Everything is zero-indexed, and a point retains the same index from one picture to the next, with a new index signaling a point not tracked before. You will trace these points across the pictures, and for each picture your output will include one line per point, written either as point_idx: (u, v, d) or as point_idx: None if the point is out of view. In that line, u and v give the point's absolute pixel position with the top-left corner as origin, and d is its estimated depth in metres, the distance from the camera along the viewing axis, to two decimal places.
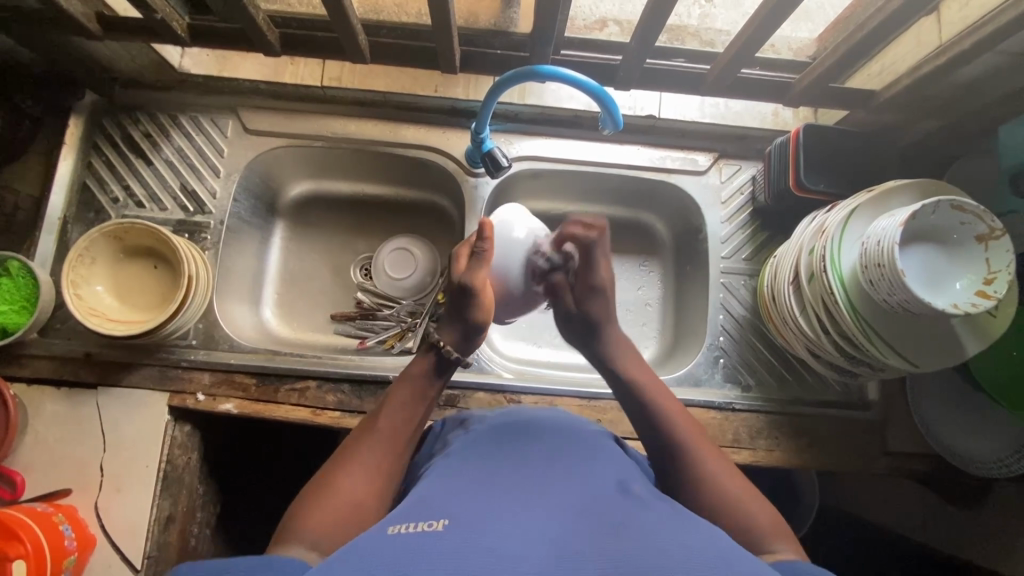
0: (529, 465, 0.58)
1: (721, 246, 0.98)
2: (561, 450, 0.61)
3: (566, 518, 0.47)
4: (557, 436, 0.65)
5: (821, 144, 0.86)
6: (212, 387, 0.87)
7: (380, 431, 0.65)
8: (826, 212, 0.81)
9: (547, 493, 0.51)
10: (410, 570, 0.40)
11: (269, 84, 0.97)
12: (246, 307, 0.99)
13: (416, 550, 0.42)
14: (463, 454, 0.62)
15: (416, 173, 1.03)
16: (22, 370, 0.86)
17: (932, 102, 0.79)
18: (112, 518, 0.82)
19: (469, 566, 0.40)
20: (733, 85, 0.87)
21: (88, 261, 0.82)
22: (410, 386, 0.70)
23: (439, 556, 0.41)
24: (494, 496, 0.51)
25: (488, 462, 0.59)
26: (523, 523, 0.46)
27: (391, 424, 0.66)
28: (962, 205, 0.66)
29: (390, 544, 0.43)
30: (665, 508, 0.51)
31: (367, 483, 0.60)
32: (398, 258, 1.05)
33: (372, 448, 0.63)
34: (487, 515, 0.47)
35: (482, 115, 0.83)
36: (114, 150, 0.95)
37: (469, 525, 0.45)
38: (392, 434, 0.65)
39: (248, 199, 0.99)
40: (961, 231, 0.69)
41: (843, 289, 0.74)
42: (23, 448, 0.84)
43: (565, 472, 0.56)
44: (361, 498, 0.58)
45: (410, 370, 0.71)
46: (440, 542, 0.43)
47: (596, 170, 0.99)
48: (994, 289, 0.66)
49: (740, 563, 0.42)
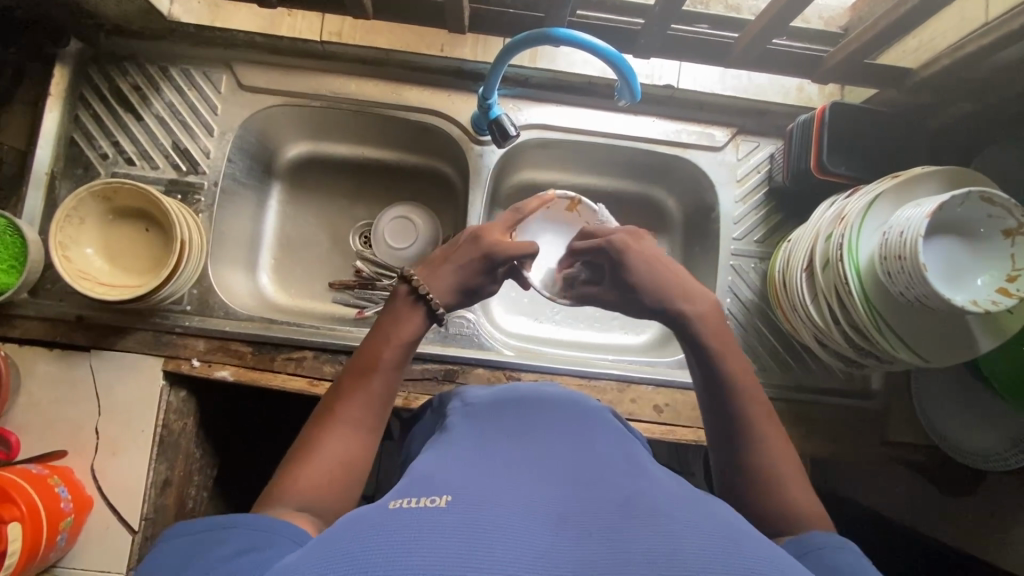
0: (534, 441, 0.56)
1: (733, 226, 0.95)
2: (569, 427, 0.60)
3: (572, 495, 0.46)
4: (561, 413, 0.63)
5: (846, 124, 0.81)
6: (207, 354, 0.85)
7: (368, 395, 0.61)
8: (846, 197, 0.78)
9: (551, 472, 0.50)
10: (411, 548, 0.38)
11: (264, 38, 0.91)
12: (243, 273, 0.97)
13: (416, 525, 0.41)
14: (466, 429, 0.61)
15: (419, 138, 0.99)
16: (14, 330, 0.84)
17: (972, 83, 0.73)
18: (109, 481, 0.82)
19: (472, 545, 0.39)
20: (762, 57, 0.81)
21: (76, 222, 0.79)
22: (397, 352, 0.63)
23: (439, 534, 0.40)
24: (496, 475, 0.49)
25: (489, 439, 0.57)
26: (527, 502, 0.44)
27: (379, 390, 0.62)
28: (991, 196, 0.62)
29: (390, 519, 0.42)
30: (675, 485, 0.50)
31: (354, 451, 0.58)
32: (398, 220, 1.02)
33: (359, 415, 0.60)
34: (491, 493, 0.45)
35: (491, 80, 0.78)
36: (102, 104, 0.90)
37: (472, 502, 0.44)
38: (377, 398, 0.61)
39: (244, 160, 0.95)
40: (988, 224, 0.65)
41: (858, 279, 0.71)
42: (17, 409, 0.83)
43: (569, 448, 0.55)
44: (348, 459, 0.57)
45: (400, 326, 0.65)
46: (444, 515, 0.42)
47: (608, 142, 0.95)
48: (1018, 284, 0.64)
49: (754, 543, 0.42)
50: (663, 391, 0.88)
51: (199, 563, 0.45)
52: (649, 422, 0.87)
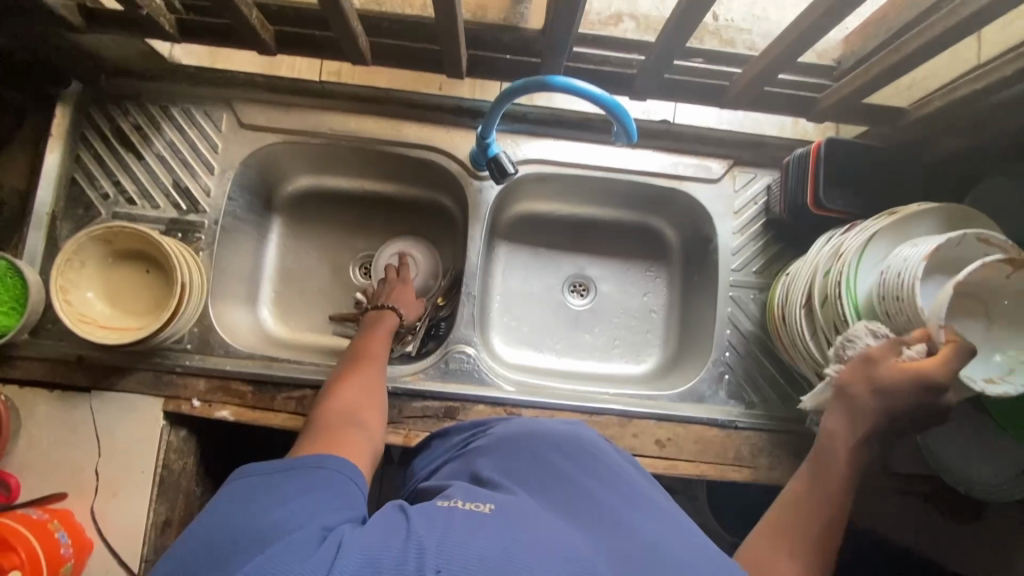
0: (565, 463, 0.58)
1: (731, 257, 0.95)
2: (592, 453, 0.61)
3: (597, 535, 0.47)
4: (572, 441, 0.63)
5: (841, 159, 0.82)
6: (207, 394, 0.85)
7: (369, 352, 0.80)
8: (844, 233, 0.78)
9: (577, 503, 0.52)
10: (459, 536, 0.41)
11: (265, 77, 0.92)
12: (243, 308, 0.97)
13: (464, 521, 0.43)
14: (499, 444, 0.63)
15: (417, 171, 0.99)
16: (14, 372, 0.84)
17: (964, 123, 0.74)
18: (109, 524, 0.81)
19: (511, 543, 0.41)
20: (758, 98, 0.82)
21: (77, 265, 0.79)
22: (384, 321, 0.86)
23: (484, 537, 0.41)
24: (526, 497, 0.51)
25: (521, 454, 0.60)
26: (560, 528, 0.46)
27: (375, 345, 0.82)
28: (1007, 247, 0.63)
29: (439, 515, 0.45)
30: (692, 535, 0.50)
31: (366, 387, 0.73)
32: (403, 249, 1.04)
33: (364, 365, 0.77)
34: (528, 510, 0.48)
35: (490, 119, 0.79)
36: (104, 143, 0.91)
37: (513, 513, 0.46)
38: (373, 374, 0.76)
39: (244, 196, 0.96)
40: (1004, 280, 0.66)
41: (857, 315, 0.72)
42: (18, 451, 0.83)
43: (586, 479, 0.55)
44: (361, 395, 0.72)
45: (380, 327, 0.84)
46: (489, 520, 0.44)
47: (606, 176, 0.95)
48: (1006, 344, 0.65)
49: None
50: (665, 425, 0.88)
51: (269, 496, 0.50)
52: (651, 457, 0.87)
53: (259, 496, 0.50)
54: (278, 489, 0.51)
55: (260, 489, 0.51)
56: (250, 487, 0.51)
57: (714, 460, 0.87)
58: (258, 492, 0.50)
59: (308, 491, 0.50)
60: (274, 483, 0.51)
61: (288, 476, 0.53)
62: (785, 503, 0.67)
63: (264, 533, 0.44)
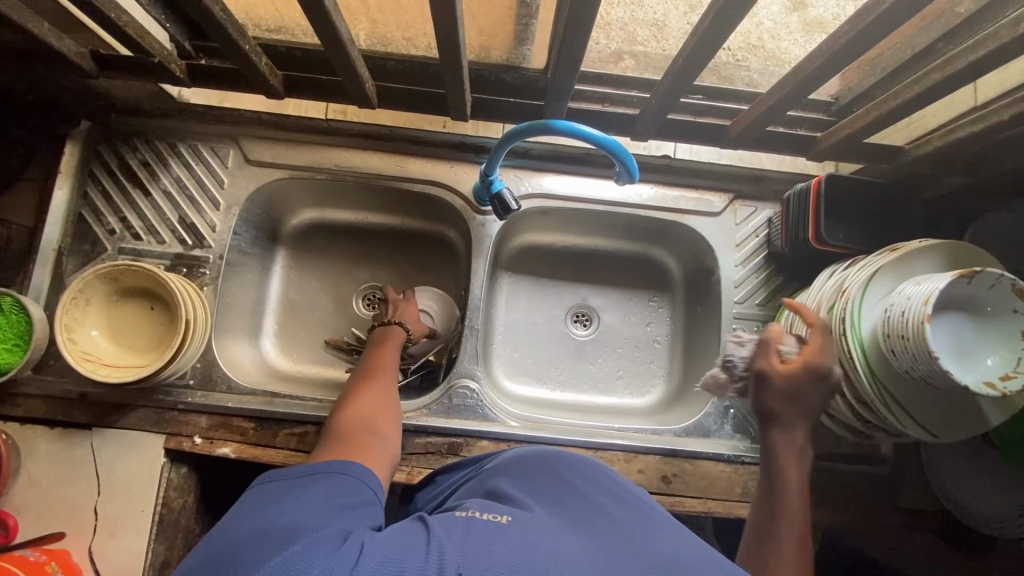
0: (580, 480, 0.58)
1: (734, 290, 0.95)
2: (608, 474, 0.61)
3: (614, 542, 0.46)
4: (586, 460, 0.63)
5: (842, 196, 0.83)
6: (209, 431, 0.85)
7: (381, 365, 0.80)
8: (847, 269, 0.79)
9: (594, 515, 0.51)
10: (478, 542, 0.41)
11: (271, 115, 0.94)
12: (246, 342, 0.97)
13: (484, 528, 0.43)
14: (516, 462, 0.63)
15: (421, 205, 1.00)
16: (16, 409, 0.84)
17: (963, 163, 0.75)
18: (107, 564, 0.80)
19: (533, 548, 0.41)
20: (757, 138, 0.84)
21: (82, 303, 0.79)
22: (396, 338, 0.87)
23: (507, 544, 0.41)
24: (543, 510, 0.51)
25: (538, 471, 0.60)
26: (578, 539, 0.46)
27: (387, 358, 0.82)
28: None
29: (458, 525, 0.44)
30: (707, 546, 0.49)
31: (382, 397, 0.73)
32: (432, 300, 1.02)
33: (378, 375, 0.77)
34: (547, 521, 0.47)
35: (494, 157, 0.80)
36: (111, 179, 0.92)
37: (531, 523, 0.46)
38: (387, 386, 0.76)
39: (249, 230, 0.96)
40: (1008, 320, 0.65)
41: (863, 353, 0.72)
42: (16, 489, 0.82)
43: (603, 493, 0.55)
44: (376, 404, 0.71)
45: (389, 340, 0.86)
46: (509, 527, 0.44)
47: (607, 209, 0.96)
48: (1008, 383, 0.62)
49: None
50: (670, 460, 0.87)
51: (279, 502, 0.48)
52: (656, 494, 0.86)
53: (270, 504, 0.48)
54: (290, 495, 0.49)
55: (266, 498, 0.50)
56: (258, 498, 0.50)
57: (720, 497, 0.86)
58: (268, 502, 0.49)
59: (320, 498, 0.49)
60: (279, 493, 0.50)
61: (300, 483, 0.51)
62: (752, 541, 0.60)
63: (287, 527, 0.44)
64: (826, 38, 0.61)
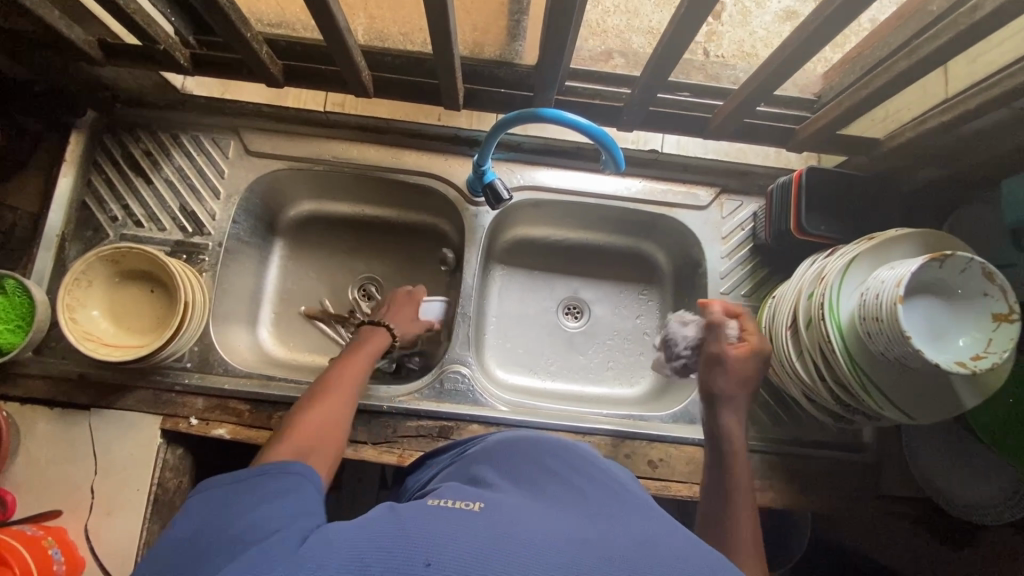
0: (555, 466, 0.59)
1: (720, 281, 0.98)
2: (582, 454, 0.62)
3: (583, 518, 0.48)
4: (561, 446, 0.64)
5: (823, 188, 0.85)
6: (205, 412, 0.87)
7: (346, 379, 0.78)
8: (826, 257, 0.81)
9: (566, 496, 0.52)
10: (443, 529, 0.42)
11: (271, 108, 0.97)
12: (244, 329, 0.99)
13: (454, 515, 0.45)
14: (496, 452, 0.64)
15: (416, 197, 1.03)
16: (16, 389, 0.86)
17: (939, 154, 0.78)
18: (103, 542, 0.82)
19: (503, 531, 0.43)
20: (739, 129, 0.87)
21: (84, 284, 0.81)
22: (371, 349, 0.84)
23: (476, 528, 0.43)
24: (517, 493, 0.52)
25: (515, 458, 0.61)
26: (547, 515, 0.47)
27: (355, 371, 0.80)
28: (994, 272, 0.65)
29: (429, 512, 0.46)
30: (682, 527, 0.50)
31: (336, 414, 0.72)
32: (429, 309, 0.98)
33: (341, 390, 0.76)
34: (519, 506, 0.49)
35: (485, 148, 0.83)
36: (114, 168, 0.95)
37: (501, 507, 0.47)
38: (340, 404, 0.74)
39: (248, 220, 0.99)
40: (980, 302, 0.67)
41: (840, 337, 0.74)
42: (14, 468, 0.84)
43: (573, 476, 0.57)
44: (327, 422, 0.71)
45: (364, 346, 0.84)
46: (480, 513, 0.46)
47: (597, 202, 0.99)
48: (979, 361, 0.65)
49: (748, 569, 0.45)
50: (656, 445, 0.89)
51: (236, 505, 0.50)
52: (643, 477, 0.88)
53: (231, 505, 0.50)
54: (246, 497, 0.51)
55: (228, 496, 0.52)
56: (221, 496, 0.52)
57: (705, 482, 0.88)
58: (229, 503, 0.51)
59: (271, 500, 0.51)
60: (238, 494, 0.52)
61: (259, 485, 0.53)
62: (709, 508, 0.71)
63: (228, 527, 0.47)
64: (798, 26, 0.64)
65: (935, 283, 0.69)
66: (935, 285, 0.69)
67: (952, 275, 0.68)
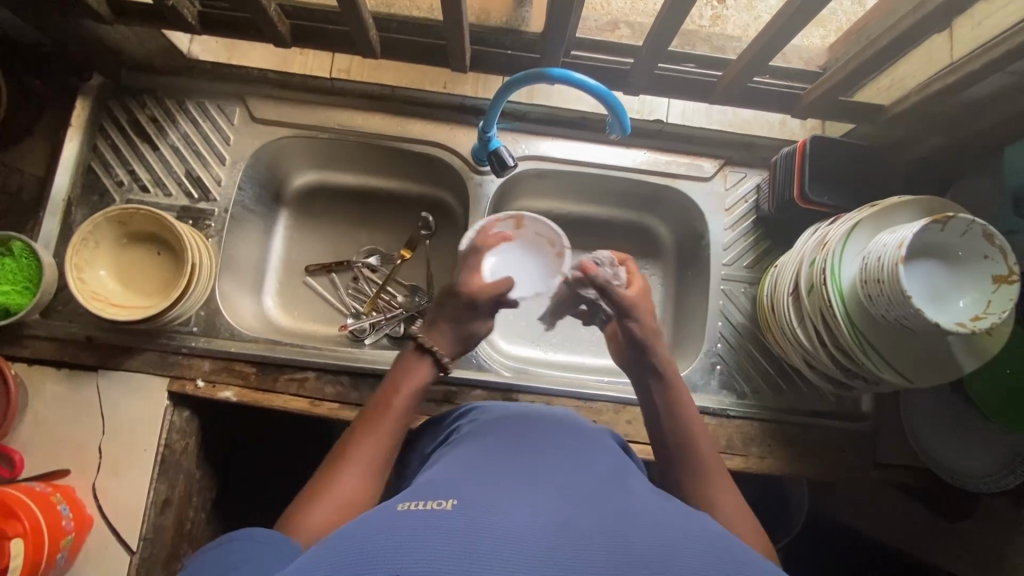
0: (536, 450, 0.58)
1: (723, 252, 0.99)
2: (574, 441, 0.62)
3: (566, 504, 0.47)
4: (554, 429, 0.64)
5: (827, 156, 0.86)
6: (211, 374, 0.88)
7: (377, 430, 0.68)
8: (828, 225, 0.82)
9: (547, 480, 0.51)
10: (413, 541, 0.41)
11: (278, 74, 0.97)
12: (249, 296, 1.00)
13: (425, 520, 0.43)
14: (477, 436, 0.63)
15: (421, 167, 1.03)
16: (24, 350, 0.87)
17: (943, 119, 0.79)
18: (110, 500, 0.83)
19: (480, 530, 0.42)
20: (744, 93, 0.88)
21: (92, 244, 0.82)
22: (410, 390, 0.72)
23: (452, 533, 0.41)
24: (498, 478, 0.51)
25: (502, 442, 0.60)
26: (528, 502, 0.46)
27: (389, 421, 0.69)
28: (995, 234, 0.66)
29: (398, 518, 0.44)
30: (673, 513, 0.49)
31: (365, 482, 0.63)
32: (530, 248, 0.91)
33: (370, 447, 0.66)
34: (495, 494, 0.47)
35: (490, 114, 0.83)
36: (120, 134, 0.95)
37: (477, 501, 0.46)
38: (365, 479, 0.64)
39: (253, 187, 0.99)
40: (981, 265, 0.68)
41: (842, 302, 0.75)
42: (22, 427, 0.84)
43: (561, 461, 0.56)
44: (359, 489, 0.63)
45: (400, 388, 0.72)
46: (455, 511, 0.44)
47: (601, 172, 0.99)
48: (978, 320, 0.66)
49: (745, 563, 0.43)
50: None
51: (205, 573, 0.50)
52: (645, 443, 0.89)
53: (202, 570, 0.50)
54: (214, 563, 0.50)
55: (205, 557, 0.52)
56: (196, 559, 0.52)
57: None
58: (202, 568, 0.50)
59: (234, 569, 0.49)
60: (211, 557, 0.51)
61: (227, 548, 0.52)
62: (657, 438, 0.73)
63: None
64: None
65: (938, 244, 0.69)
66: (936, 248, 0.69)
67: (952, 237, 0.68)
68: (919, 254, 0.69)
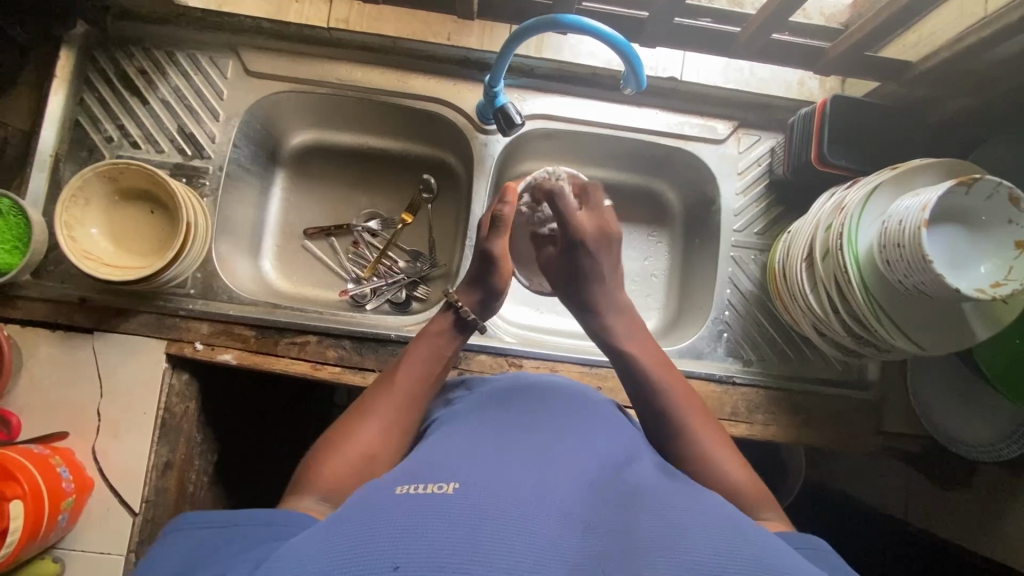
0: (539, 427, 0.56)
1: (734, 218, 0.96)
2: (579, 414, 0.61)
3: (577, 491, 0.47)
4: (558, 402, 0.62)
5: (846, 117, 0.83)
6: (210, 337, 0.86)
7: (395, 388, 0.67)
8: (846, 188, 0.79)
9: (553, 459, 0.50)
10: (416, 528, 0.39)
11: (272, 23, 0.91)
12: (246, 259, 0.97)
13: (426, 507, 0.41)
14: (479, 411, 0.61)
15: (423, 126, 0.99)
16: (16, 311, 0.84)
17: (969, 78, 0.76)
18: (110, 463, 0.82)
19: (488, 515, 0.40)
20: (764, 49, 0.84)
21: (81, 202, 0.79)
22: (430, 349, 0.72)
23: (455, 520, 0.40)
24: (503, 455, 0.50)
25: (502, 416, 0.59)
26: (535, 486, 0.45)
27: (407, 380, 0.69)
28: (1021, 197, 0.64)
29: (394, 505, 0.41)
30: (683, 493, 0.49)
31: (380, 439, 0.62)
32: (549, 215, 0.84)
33: (386, 405, 0.65)
34: (500, 475, 0.46)
35: (497, 67, 0.79)
36: (107, 87, 0.90)
37: (479, 483, 0.44)
38: (378, 435, 0.62)
39: (248, 145, 0.95)
40: (1003, 230, 0.66)
41: (858, 267, 0.73)
42: (19, 389, 0.83)
43: (567, 436, 0.55)
44: (374, 447, 0.61)
45: (419, 350, 0.72)
46: (455, 497, 0.42)
47: (610, 133, 0.96)
48: (999, 287, 0.64)
49: (750, 532, 0.44)
50: None
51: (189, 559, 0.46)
52: None
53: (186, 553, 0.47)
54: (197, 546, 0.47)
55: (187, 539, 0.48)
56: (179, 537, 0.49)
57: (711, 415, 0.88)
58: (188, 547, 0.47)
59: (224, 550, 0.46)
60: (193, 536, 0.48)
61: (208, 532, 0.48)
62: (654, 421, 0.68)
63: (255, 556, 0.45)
64: None
65: (960, 201, 0.66)
66: (958, 210, 0.67)
67: (976, 197, 0.66)
68: (941, 217, 0.67)
